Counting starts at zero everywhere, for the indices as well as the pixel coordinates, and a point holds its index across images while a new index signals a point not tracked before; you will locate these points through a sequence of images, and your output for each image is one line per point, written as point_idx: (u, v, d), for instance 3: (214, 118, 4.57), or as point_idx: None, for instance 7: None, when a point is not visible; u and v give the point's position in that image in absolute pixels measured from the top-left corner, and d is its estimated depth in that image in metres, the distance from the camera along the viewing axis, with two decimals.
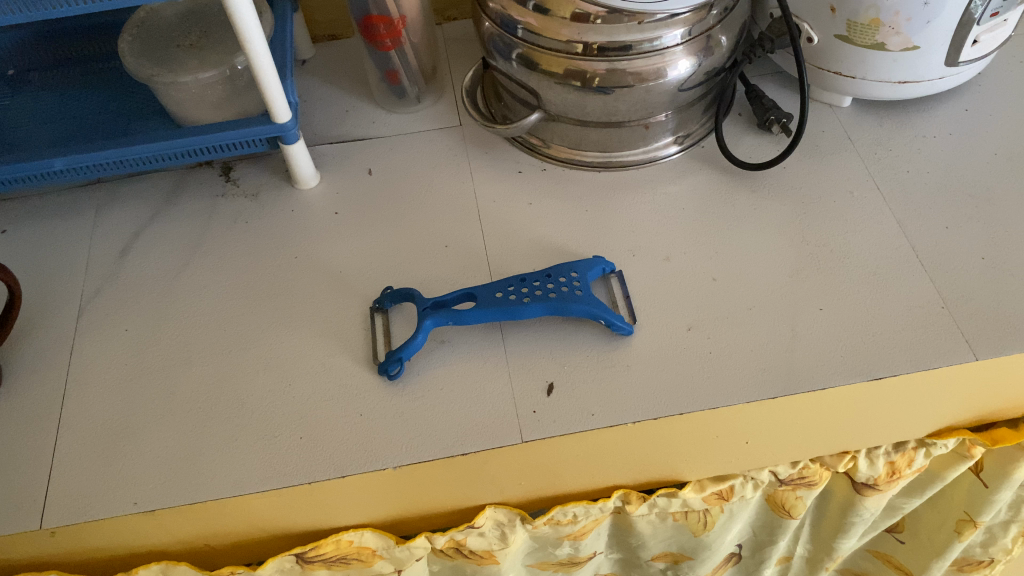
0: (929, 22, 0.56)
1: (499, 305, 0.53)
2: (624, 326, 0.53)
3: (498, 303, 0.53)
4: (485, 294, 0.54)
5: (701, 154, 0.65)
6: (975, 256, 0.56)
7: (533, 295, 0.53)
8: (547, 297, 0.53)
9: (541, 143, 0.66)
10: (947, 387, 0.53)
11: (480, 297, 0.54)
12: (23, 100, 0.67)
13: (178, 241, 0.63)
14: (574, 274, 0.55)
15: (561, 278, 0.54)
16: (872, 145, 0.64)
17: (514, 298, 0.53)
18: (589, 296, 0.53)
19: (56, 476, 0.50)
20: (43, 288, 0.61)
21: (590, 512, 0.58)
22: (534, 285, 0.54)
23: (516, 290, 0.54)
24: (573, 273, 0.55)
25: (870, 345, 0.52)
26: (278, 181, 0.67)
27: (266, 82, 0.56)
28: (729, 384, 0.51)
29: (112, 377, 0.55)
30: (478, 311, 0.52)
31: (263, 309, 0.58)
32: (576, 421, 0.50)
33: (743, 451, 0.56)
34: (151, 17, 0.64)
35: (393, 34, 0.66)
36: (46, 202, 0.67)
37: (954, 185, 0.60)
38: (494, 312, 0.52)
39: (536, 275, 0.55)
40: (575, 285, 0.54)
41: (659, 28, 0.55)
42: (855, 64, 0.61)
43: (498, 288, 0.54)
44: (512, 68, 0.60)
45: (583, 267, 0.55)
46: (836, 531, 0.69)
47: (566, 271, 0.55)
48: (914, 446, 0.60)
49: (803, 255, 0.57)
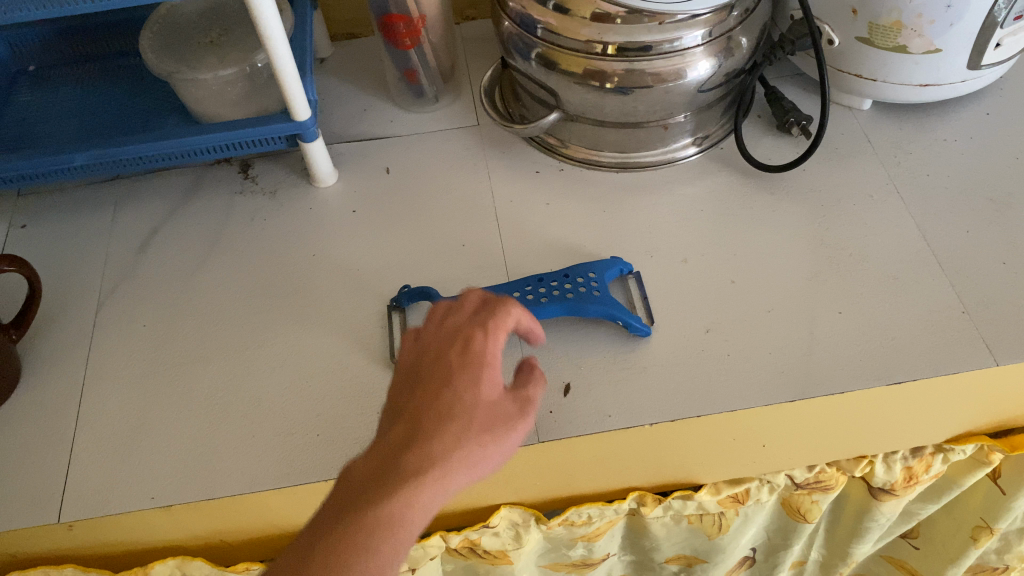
0: (952, 25, 0.55)
1: (517, 305, 0.52)
2: (637, 326, 0.53)
3: (514, 303, 0.53)
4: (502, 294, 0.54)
5: (720, 155, 0.65)
6: (995, 260, 0.56)
7: (551, 295, 0.53)
8: (563, 297, 0.53)
9: (559, 143, 0.66)
10: (967, 393, 0.53)
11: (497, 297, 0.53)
12: (45, 95, 0.68)
13: (196, 237, 0.63)
14: (591, 274, 0.54)
15: (579, 278, 0.54)
16: (892, 148, 0.64)
17: (531, 297, 0.53)
18: (606, 297, 0.53)
19: (73, 469, 0.51)
20: (61, 283, 0.61)
21: (604, 513, 0.58)
22: (551, 284, 0.54)
23: (534, 290, 0.54)
24: (590, 273, 0.54)
25: (889, 350, 0.52)
26: (295, 178, 0.67)
27: (284, 79, 0.56)
28: (747, 388, 0.51)
29: (129, 372, 0.55)
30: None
31: (279, 307, 0.58)
32: (592, 421, 0.50)
33: (759, 454, 0.56)
34: (172, 15, 0.64)
35: (413, 32, 0.65)
36: (66, 197, 0.68)
37: (975, 189, 0.60)
38: None
39: (553, 275, 0.54)
40: (592, 284, 0.54)
41: (680, 28, 0.55)
42: (875, 66, 0.61)
43: (516, 288, 0.54)
44: (531, 68, 0.60)
45: (599, 268, 0.55)
46: (850, 535, 0.69)
47: (583, 272, 0.55)
48: (932, 451, 0.60)
49: (821, 257, 0.57)
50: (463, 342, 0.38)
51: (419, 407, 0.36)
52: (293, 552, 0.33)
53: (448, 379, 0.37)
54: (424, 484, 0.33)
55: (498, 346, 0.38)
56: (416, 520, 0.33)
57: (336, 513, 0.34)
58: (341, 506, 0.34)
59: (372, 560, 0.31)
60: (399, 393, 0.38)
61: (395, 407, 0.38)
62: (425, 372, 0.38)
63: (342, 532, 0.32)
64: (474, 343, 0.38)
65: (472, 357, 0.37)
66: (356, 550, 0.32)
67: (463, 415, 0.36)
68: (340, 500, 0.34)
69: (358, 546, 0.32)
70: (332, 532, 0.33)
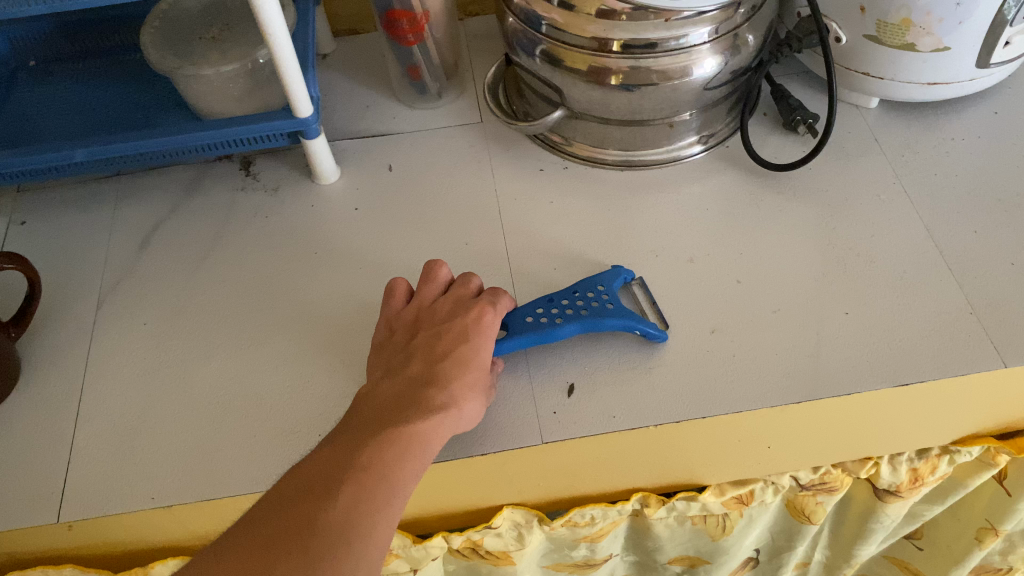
0: (961, 23, 0.54)
1: (533, 329, 0.50)
2: (649, 330, 0.51)
3: (529, 326, 0.51)
4: (515, 320, 0.51)
5: (726, 154, 0.65)
6: (1003, 261, 0.55)
7: (565, 315, 0.51)
8: (579, 315, 0.51)
9: (563, 141, 0.65)
10: (974, 394, 0.52)
11: (510, 324, 0.51)
12: (46, 90, 0.67)
13: (197, 234, 0.63)
14: (601, 287, 0.54)
15: (589, 293, 0.53)
16: (899, 147, 0.63)
17: (546, 319, 0.51)
18: (621, 308, 0.52)
19: (73, 469, 0.50)
20: (61, 281, 0.60)
21: (608, 514, 0.58)
22: (563, 303, 0.52)
23: (546, 312, 0.52)
24: (600, 286, 0.54)
25: (897, 351, 0.51)
26: (297, 175, 0.66)
27: (287, 75, 0.55)
28: (753, 390, 0.50)
29: (130, 371, 0.54)
30: (511, 339, 0.50)
31: (281, 305, 0.57)
32: (597, 423, 0.49)
33: (765, 456, 0.55)
34: (173, 10, 0.64)
35: (416, 29, 0.65)
36: (66, 193, 0.67)
37: (983, 189, 0.60)
38: (529, 338, 0.50)
39: (563, 293, 0.53)
40: (602, 298, 0.53)
41: (687, 25, 0.54)
42: (884, 64, 0.60)
43: (528, 312, 0.52)
44: (536, 64, 0.59)
45: (607, 279, 0.54)
46: (855, 536, 0.68)
47: (592, 286, 0.54)
48: (938, 453, 0.59)
49: (828, 257, 0.57)
50: (480, 309, 0.49)
51: (440, 355, 0.46)
52: (344, 441, 0.41)
53: (465, 337, 0.47)
54: (449, 410, 0.43)
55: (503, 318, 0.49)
56: (442, 435, 0.42)
57: (379, 420, 0.42)
58: (384, 415, 0.42)
59: (414, 455, 0.40)
60: (415, 344, 0.47)
61: (415, 351, 0.47)
62: (441, 328, 0.48)
63: (391, 431, 0.41)
64: (487, 317, 0.48)
65: (484, 323, 0.48)
66: (403, 445, 0.40)
67: (478, 367, 0.46)
68: (378, 411, 0.43)
69: (404, 442, 0.40)
70: (381, 431, 0.41)
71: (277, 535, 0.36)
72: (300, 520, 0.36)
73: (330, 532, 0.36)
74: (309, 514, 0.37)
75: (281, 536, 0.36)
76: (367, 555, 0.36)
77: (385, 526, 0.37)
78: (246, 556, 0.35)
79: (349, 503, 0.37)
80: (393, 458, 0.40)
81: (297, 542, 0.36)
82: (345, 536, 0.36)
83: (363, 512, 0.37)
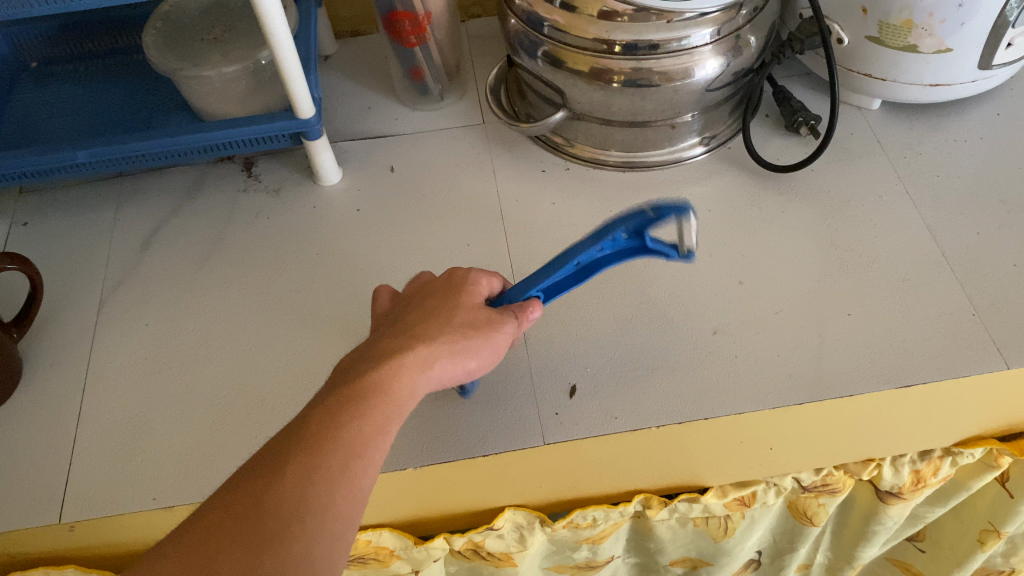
0: (963, 24, 0.55)
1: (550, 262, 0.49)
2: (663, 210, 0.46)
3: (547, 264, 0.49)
4: None
5: (728, 155, 0.65)
6: (1005, 262, 0.55)
7: None
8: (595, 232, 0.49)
9: (564, 142, 0.65)
10: (977, 395, 0.52)
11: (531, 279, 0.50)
12: (48, 91, 0.67)
13: (199, 235, 0.63)
14: None
15: None
16: (901, 148, 0.63)
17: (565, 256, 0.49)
18: None
19: (75, 469, 0.50)
20: (64, 281, 0.60)
21: (609, 516, 0.58)
22: None
23: None
24: None
25: (899, 352, 0.51)
26: (299, 176, 0.66)
27: (289, 78, 0.56)
28: (755, 391, 0.50)
29: (132, 372, 0.54)
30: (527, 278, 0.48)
31: (283, 306, 0.57)
32: (599, 423, 0.49)
33: (767, 457, 0.55)
34: (176, 11, 0.64)
35: (418, 30, 0.65)
36: (68, 194, 0.67)
37: (985, 190, 0.59)
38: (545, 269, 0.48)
39: None
40: None
41: (688, 27, 0.54)
42: (886, 65, 0.60)
43: None
44: (538, 66, 0.59)
45: None
46: (857, 538, 0.68)
47: None
48: (941, 455, 0.59)
49: (830, 259, 0.57)
50: (449, 275, 0.47)
51: (407, 315, 0.44)
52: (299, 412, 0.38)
53: (435, 296, 0.45)
54: (416, 358, 0.40)
55: (478, 275, 0.47)
56: (410, 384, 0.39)
57: (336, 383, 0.39)
58: (342, 378, 0.40)
59: (374, 412, 0.37)
60: (386, 317, 0.46)
61: (384, 322, 0.45)
62: (411, 298, 0.46)
63: (347, 390, 0.38)
64: (457, 274, 0.47)
65: (455, 283, 0.46)
66: (360, 403, 0.37)
67: (447, 317, 0.43)
68: (337, 376, 0.40)
69: (363, 399, 0.38)
70: (336, 393, 0.38)
71: (224, 521, 0.33)
72: (247, 503, 0.34)
73: (281, 509, 0.33)
74: (258, 492, 0.34)
75: (226, 523, 0.33)
76: (327, 529, 0.33)
77: (345, 495, 0.35)
78: (195, 544, 0.33)
79: (302, 475, 0.34)
80: (349, 417, 0.37)
81: (244, 523, 0.33)
82: (299, 512, 0.33)
83: (317, 481, 0.34)
